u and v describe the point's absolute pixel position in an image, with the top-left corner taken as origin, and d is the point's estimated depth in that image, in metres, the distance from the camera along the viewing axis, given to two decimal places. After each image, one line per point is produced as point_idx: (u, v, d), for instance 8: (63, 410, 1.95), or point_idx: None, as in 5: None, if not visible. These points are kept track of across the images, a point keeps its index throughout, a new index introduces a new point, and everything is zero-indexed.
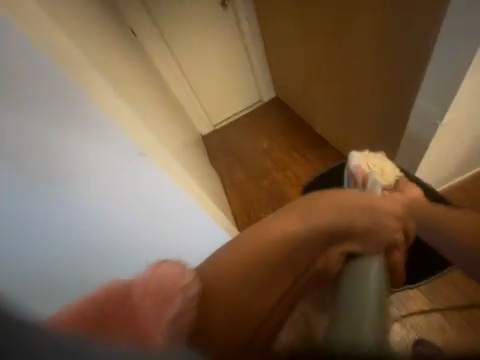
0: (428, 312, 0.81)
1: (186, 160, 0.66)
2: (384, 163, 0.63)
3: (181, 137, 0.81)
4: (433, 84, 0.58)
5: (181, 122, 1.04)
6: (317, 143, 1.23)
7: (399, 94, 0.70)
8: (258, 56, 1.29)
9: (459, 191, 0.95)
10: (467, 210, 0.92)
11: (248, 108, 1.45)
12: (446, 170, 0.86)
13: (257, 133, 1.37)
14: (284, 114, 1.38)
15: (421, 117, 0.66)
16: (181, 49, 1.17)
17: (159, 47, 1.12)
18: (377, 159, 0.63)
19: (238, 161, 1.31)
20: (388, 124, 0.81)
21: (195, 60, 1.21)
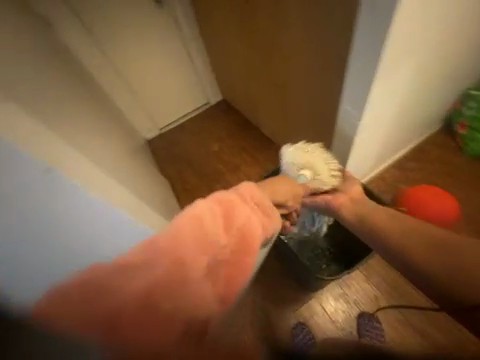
0: (367, 288, 0.93)
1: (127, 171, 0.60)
2: (320, 161, 0.64)
3: (119, 146, 0.73)
4: (352, 93, 0.68)
5: (121, 133, 0.91)
6: (264, 144, 1.28)
7: (330, 104, 0.78)
8: (201, 59, 1.24)
9: (379, 178, 1.14)
10: (387, 194, 1.11)
11: (194, 110, 1.42)
12: (369, 162, 1.01)
13: (206, 136, 1.35)
14: (230, 116, 1.40)
15: (348, 120, 0.76)
16: (115, 47, 1.02)
17: (85, 45, 0.94)
18: (314, 157, 0.64)
19: (188, 165, 1.28)
20: (320, 126, 0.89)
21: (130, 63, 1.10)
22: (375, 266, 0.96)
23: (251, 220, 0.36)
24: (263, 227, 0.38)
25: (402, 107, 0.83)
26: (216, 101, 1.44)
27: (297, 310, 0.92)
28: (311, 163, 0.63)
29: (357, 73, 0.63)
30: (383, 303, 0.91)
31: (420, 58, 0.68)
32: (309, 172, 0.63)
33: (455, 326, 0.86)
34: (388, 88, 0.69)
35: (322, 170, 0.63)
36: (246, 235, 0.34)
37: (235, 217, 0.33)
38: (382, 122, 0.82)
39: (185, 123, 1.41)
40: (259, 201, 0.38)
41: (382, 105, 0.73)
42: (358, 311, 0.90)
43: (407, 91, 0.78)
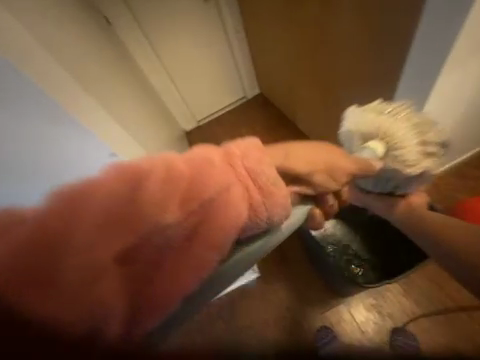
0: (405, 303, 0.84)
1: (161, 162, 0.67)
2: (406, 133, 0.48)
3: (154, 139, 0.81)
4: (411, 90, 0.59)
5: (159, 122, 0.98)
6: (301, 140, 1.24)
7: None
8: (241, 53, 1.26)
9: (432, 185, 1.01)
10: (440, 203, 0.98)
11: (232, 105, 1.44)
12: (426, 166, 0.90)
13: (241, 130, 1.36)
14: (267, 111, 1.38)
15: None
16: (161, 44, 1.10)
17: (135, 42, 1.05)
18: (396, 126, 0.48)
19: None
20: None
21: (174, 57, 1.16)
22: (416, 281, 0.86)
23: (171, 195, 0.22)
24: (184, 204, 0.22)
25: (470, 104, 0.71)
26: (253, 94, 1.43)
27: (322, 313, 0.88)
28: (390, 134, 0.48)
29: (420, 66, 0.54)
30: (422, 322, 0.82)
31: None
32: (382, 146, 0.48)
33: None
34: (456, 82, 0.59)
35: (407, 145, 0.48)
36: (147, 213, 0.21)
37: (139, 182, 0.21)
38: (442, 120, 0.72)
39: (222, 115, 1.43)
40: (189, 171, 0.23)
41: (446, 99, 0.64)
42: (391, 326, 0.83)
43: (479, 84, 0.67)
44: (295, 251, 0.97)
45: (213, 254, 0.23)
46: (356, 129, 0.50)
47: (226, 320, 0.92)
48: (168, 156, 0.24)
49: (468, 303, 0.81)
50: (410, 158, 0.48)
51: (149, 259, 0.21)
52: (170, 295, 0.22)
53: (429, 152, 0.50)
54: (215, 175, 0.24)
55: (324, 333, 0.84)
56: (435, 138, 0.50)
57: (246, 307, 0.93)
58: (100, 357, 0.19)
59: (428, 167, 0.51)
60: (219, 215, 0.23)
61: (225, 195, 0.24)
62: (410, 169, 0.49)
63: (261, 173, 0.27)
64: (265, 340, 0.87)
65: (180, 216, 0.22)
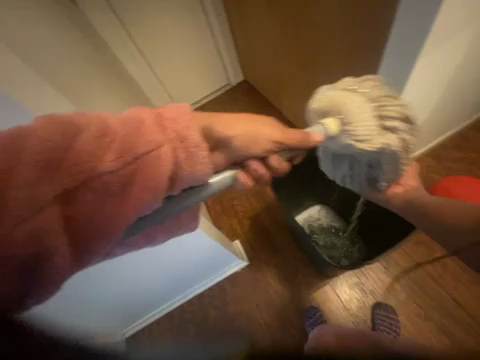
0: (386, 280, 0.90)
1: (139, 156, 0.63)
2: (358, 107, 0.48)
3: None
4: (395, 62, 0.59)
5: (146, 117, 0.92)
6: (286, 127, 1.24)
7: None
8: (223, 38, 1.21)
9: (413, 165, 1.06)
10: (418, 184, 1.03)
11: (215, 92, 1.40)
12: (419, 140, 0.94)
13: None
14: (252, 98, 1.36)
15: None
16: (138, 29, 1.01)
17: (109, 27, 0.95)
18: (349, 100, 0.48)
19: None
20: None
21: (152, 43, 1.08)
22: (395, 259, 0.92)
23: (104, 149, 0.28)
24: (119, 157, 0.28)
25: (447, 87, 0.74)
26: (237, 81, 1.40)
27: (310, 294, 0.92)
28: (346, 111, 0.48)
29: (405, 37, 0.53)
30: (401, 296, 0.88)
31: (472, 31, 0.59)
32: (335, 121, 0.48)
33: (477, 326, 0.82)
34: (435, 60, 0.60)
35: (358, 120, 0.47)
36: (83, 160, 0.27)
37: (70, 133, 0.27)
38: (422, 103, 0.74)
39: (205, 103, 1.40)
40: (123, 131, 0.29)
41: (424, 80, 0.65)
42: (374, 302, 0.89)
43: (456, 67, 0.68)
44: (283, 238, 0.99)
45: (140, 197, 0.30)
46: (314, 108, 0.51)
47: (218, 307, 0.95)
48: (102, 118, 0.29)
49: (441, 276, 0.88)
50: (362, 135, 0.48)
51: (85, 197, 0.28)
52: (104, 226, 0.29)
53: (388, 126, 0.49)
54: (147, 135, 0.30)
55: (312, 313, 0.88)
56: (395, 111, 0.49)
57: (238, 294, 0.95)
58: (52, 264, 0.27)
59: (388, 141, 0.49)
60: (149, 169, 0.30)
61: (156, 154, 0.30)
62: (363, 144, 0.48)
63: (189, 136, 0.31)
64: (256, 324, 0.91)
65: (112, 166, 0.28)
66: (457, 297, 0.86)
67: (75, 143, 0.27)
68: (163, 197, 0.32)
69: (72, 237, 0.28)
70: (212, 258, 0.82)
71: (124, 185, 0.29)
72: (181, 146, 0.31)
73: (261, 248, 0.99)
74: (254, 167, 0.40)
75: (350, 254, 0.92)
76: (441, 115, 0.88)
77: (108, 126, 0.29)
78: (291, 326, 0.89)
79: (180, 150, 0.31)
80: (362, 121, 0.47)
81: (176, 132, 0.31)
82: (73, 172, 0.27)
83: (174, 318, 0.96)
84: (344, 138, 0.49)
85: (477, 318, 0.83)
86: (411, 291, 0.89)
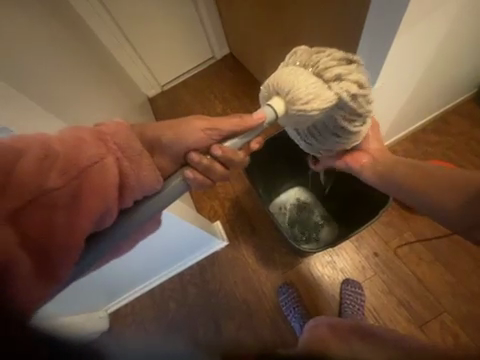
0: (355, 258, 0.98)
1: None
2: (298, 75, 0.50)
3: (107, 105, 0.73)
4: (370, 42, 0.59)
5: (115, 92, 0.86)
6: None
7: None
8: (206, 7, 1.14)
9: (397, 145, 1.09)
10: None
11: (199, 66, 1.34)
12: (410, 115, 0.97)
13: (210, 96, 1.29)
14: (238, 74, 1.30)
15: None
16: None
17: None
18: (291, 73, 0.50)
19: None
20: None
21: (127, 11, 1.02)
22: (366, 239, 1.00)
23: (48, 168, 0.30)
24: (63, 174, 0.31)
25: (428, 71, 0.76)
26: (223, 55, 1.34)
27: (286, 273, 0.98)
28: (283, 85, 0.49)
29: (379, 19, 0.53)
30: (368, 274, 0.96)
31: (450, 16, 0.60)
32: (280, 100, 0.49)
33: (433, 299, 0.92)
34: (411, 43, 0.60)
35: (300, 84, 0.48)
36: (30, 181, 0.29)
37: (9, 160, 0.28)
38: (401, 87, 0.75)
39: (188, 80, 1.33)
40: (64, 150, 0.31)
41: (402, 64, 0.65)
42: (343, 278, 0.96)
43: (434, 52, 0.69)
44: (263, 219, 1.03)
45: (94, 209, 0.33)
46: (262, 94, 0.54)
47: (198, 285, 0.99)
48: (46, 136, 0.31)
49: (405, 255, 0.97)
50: (306, 97, 0.48)
51: (37, 217, 0.30)
52: (64, 238, 0.32)
53: (332, 84, 0.49)
54: (86, 150, 0.32)
55: (285, 290, 0.94)
56: (337, 69, 0.49)
57: (217, 273, 1.00)
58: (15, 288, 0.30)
59: (338, 100, 0.49)
60: (95, 181, 0.32)
61: (99, 165, 0.33)
62: (313, 107, 0.48)
63: (130, 147, 0.35)
64: (233, 301, 0.96)
65: (58, 185, 0.30)
66: (417, 274, 0.94)
67: (15, 167, 0.28)
68: (116, 210, 0.36)
69: (31, 253, 0.31)
70: (187, 243, 0.85)
71: (73, 200, 0.31)
72: (123, 156, 0.35)
73: (241, 229, 1.03)
74: (192, 157, 0.41)
75: (325, 234, 0.96)
76: (423, 99, 0.90)
77: (67, 138, 0.32)
78: (266, 302, 0.95)
79: (120, 163, 0.35)
80: (300, 83, 0.48)
81: (120, 151, 0.35)
82: (21, 192, 0.29)
83: (155, 296, 1.00)
84: (294, 109, 0.48)
85: (433, 292, 0.92)
86: (377, 268, 0.97)
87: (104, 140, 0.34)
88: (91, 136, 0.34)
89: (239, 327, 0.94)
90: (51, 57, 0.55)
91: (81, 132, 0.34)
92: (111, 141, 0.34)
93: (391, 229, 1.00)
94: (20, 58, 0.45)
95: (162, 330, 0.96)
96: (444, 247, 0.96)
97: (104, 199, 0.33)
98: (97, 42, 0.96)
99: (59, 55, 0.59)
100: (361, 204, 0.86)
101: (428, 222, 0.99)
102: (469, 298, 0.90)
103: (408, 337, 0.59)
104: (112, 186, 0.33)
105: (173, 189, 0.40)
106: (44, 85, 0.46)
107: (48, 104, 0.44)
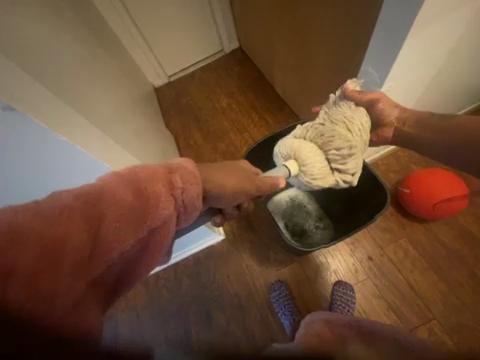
0: (349, 261, 0.99)
1: (119, 130, 0.63)
2: (311, 153, 0.59)
3: (114, 92, 0.74)
4: (378, 48, 0.59)
5: (122, 80, 0.86)
6: (277, 104, 1.21)
7: (348, 74, 0.72)
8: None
9: (399, 152, 1.10)
10: (400, 172, 1.07)
11: (207, 58, 1.33)
12: None
13: (217, 89, 1.28)
14: (246, 69, 1.29)
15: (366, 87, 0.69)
16: None
17: None
18: (306, 149, 0.59)
19: (195, 118, 1.24)
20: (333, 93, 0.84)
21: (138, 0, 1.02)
22: (362, 243, 1.01)
23: (126, 225, 0.32)
24: (136, 230, 0.33)
25: (434, 77, 0.75)
26: (232, 49, 1.33)
27: (279, 271, 0.99)
28: (299, 155, 0.59)
29: (389, 25, 0.53)
30: (361, 277, 0.97)
31: (461, 21, 0.59)
32: (294, 166, 0.59)
33: (423, 306, 0.93)
34: (422, 46, 0.59)
35: (311, 163, 0.58)
36: (111, 240, 0.31)
37: (93, 218, 0.30)
38: (410, 90, 0.74)
39: (196, 72, 1.33)
40: (136, 203, 0.33)
41: (408, 69, 0.65)
42: (335, 280, 0.97)
43: (446, 57, 0.69)
44: (260, 216, 1.05)
45: (160, 255, 0.39)
46: (279, 152, 0.62)
47: (191, 276, 1.01)
48: (116, 184, 0.33)
49: (400, 261, 0.98)
50: (315, 172, 0.58)
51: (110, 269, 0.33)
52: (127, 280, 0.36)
53: (336, 165, 0.59)
54: (159, 203, 0.34)
55: (277, 286, 0.95)
56: (344, 154, 0.58)
57: (211, 266, 1.01)
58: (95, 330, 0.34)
59: (335, 178, 0.60)
60: (161, 233, 0.36)
61: (166, 222, 0.36)
62: (317, 182, 0.59)
63: (188, 187, 0.37)
64: (226, 294, 0.98)
65: (133, 244, 0.34)
66: (410, 280, 0.95)
67: (96, 230, 0.31)
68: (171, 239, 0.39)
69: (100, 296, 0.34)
70: (185, 236, 0.86)
71: (142, 251, 0.36)
72: (182, 207, 0.38)
73: (239, 225, 1.05)
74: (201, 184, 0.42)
75: (322, 237, 0.96)
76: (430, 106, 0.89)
77: (142, 191, 0.33)
78: (257, 297, 0.97)
79: (180, 215, 0.38)
80: (310, 161, 0.58)
81: (182, 203, 0.37)
82: (103, 250, 0.31)
83: (149, 284, 1.02)
84: (302, 178, 0.58)
85: (424, 300, 0.93)
86: (371, 273, 0.97)
87: (173, 189, 0.36)
88: (162, 180, 0.35)
89: (229, 321, 0.95)
90: (61, 43, 0.56)
91: (153, 176, 0.35)
92: (178, 183, 0.36)
93: (387, 234, 1.01)
94: (31, 40, 0.45)
95: (154, 317, 0.98)
96: (438, 255, 0.97)
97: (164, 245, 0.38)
98: (105, 26, 0.96)
99: (68, 41, 0.59)
100: (358, 208, 0.86)
101: (426, 230, 1.00)
102: (459, 308, 0.91)
103: (410, 334, 0.59)
104: (171, 236, 0.38)
105: (210, 215, 0.58)
106: (52, 70, 0.47)
107: (68, 97, 0.46)
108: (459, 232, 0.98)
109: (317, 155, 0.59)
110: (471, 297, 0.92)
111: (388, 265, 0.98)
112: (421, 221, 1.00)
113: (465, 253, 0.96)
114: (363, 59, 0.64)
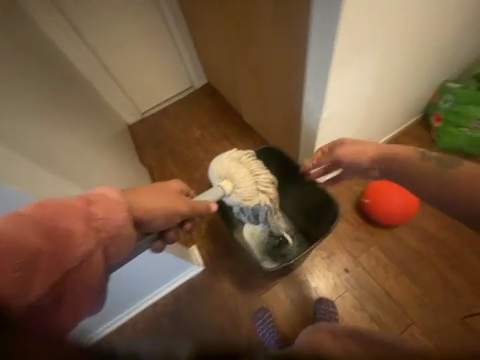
0: (326, 275, 1.02)
1: (86, 170, 0.62)
2: (243, 177, 0.74)
3: (82, 132, 0.74)
4: (312, 81, 0.71)
5: (91, 119, 0.87)
6: (246, 131, 1.28)
7: (297, 104, 0.83)
8: (183, 41, 1.22)
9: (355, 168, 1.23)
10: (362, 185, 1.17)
11: (178, 95, 1.39)
12: (367, 137, 1.10)
13: (189, 120, 1.33)
14: (215, 101, 1.37)
15: (309, 114, 0.82)
16: (87, 26, 0.98)
17: (50, 19, 0.90)
18: (239, 172, 0.74)
19: (169, 150, 1.26)
20: (291, 120, 0.93)
21: (105, 42, 1.06)
22: (337, 256, 1.05)
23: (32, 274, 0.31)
24: (47, 279, 0.32)
25: (370, 99, 0.89)
26: (201, 83, 1.41)
27: (263, 296, 0.98)
28: (233, 176, 0.73)
29: (313, 62, 0.66)
30: (341, 291, 1.00)
31: (377, 55, 0.73)
32: (229, 185, 0.72)
33: (400, 311, 0.97)
34: (345, 76, 0.72)
35: (242, 185, 0.73)
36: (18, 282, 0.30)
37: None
38: (350, 112, 0.87)
39: (167, 105, 1.37)
40: (49, 246, 0.32)
41: (340, 97, 0.78)
42: (317, 297, 0.99)
43: (373, 83, 0.83)
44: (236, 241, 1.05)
45: (88, 292, 0.37)
46: (216, 172, 0.75)
47: (172, 315, 0.95)
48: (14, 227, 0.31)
49: (373, 269, 1.03)
50: (245, 193, 0.72)
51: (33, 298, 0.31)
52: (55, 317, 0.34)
53: (262, 189, 0.75)
54: (76, 242, 0.34)
55: (262, 314, 0.93)
56: (266, 183, 0.76)
57: (192, 300, 0.97)
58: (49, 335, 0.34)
59: (261, 200, 0.75)
60: (84, 273, 0.36)
61: (86, 260, 0.35)
62: (246, 199, 0.73)
63: (114, 220, 0.38)
64: (211, 328, 0.93)
65: (44, 289, 0.32)
66: (384, 286, 1.01)
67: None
68: (99, 278, 0.38)
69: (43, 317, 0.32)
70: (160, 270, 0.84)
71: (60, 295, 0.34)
72: (110, 243, 0.38)
73: (219, 253, 1.03)
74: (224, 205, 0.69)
75: (293, 253, 1.00)
76: (372, 124, 1.04)
77: (55, 232, 0.33)
78: (244, 327, 0.94)
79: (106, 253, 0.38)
80: (243, 184, 0.73)
81: (108, 234, 0.37)
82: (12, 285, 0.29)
83: (125, 331, 0.93)
84: (235, 196, 0.72)
85: (400, 305, 0.98)
86: (350, 285, 1.01)
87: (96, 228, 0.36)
88: (78, 216, 0.35)
89: None
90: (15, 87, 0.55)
91: (67, 213, 0.34)
92: (98, 215, 0.37)
93: (359, 244, 1.07)
94: None
95: None
96: (405, 258, 1.05)
97: (90, 283, 0.37)
98: (71, 68, 0.98)
99: (26, 85, 0.59)
100: (320, 225, 0.94)
101: (391, 236, 1.08)
102: (432, 308, 0.97)
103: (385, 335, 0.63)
104: (96, 277, 0.38)
105: (148, 240, 0.56)
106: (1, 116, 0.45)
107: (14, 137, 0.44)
108: (421, 235, 1.08)
109: (247, 179, 0.74)
110: (441, 295, 0.99)
111: (363, 273, 1.03)
112: (385, 227, 1.09)
113: (428, 252, 1.05)
114: (303, 84, 0.74)
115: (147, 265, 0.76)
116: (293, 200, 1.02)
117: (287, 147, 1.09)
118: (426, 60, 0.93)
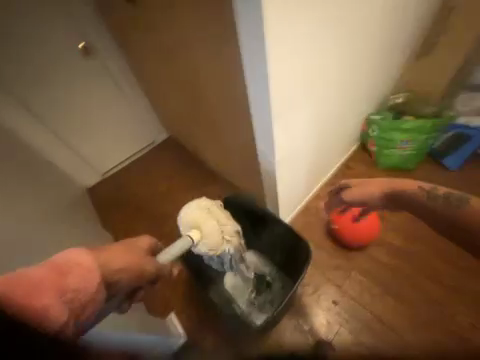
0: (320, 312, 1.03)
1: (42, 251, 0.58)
2: (211, 227, 0.73)
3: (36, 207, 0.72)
4: (261, 123, 0.79)
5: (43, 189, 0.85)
6: (212, 177, 1.31)
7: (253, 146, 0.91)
8: (139, 103, 1.31)
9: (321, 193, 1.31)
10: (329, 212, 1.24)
11: (140, 153, 1.41)
12: (320, 167, 1.21)
13: (154, 176, 1.33)
14: (179, 152, 1.41)
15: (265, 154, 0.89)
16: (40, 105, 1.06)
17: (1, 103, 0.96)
18: (207, 222, 0.73)
19: (135, 209, 1.24)
20: (250, 161, 1.00)
21: (60, 116, 1.13)
22: (323, 290, 1.07)
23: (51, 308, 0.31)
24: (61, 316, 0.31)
25: (315, 133, 1.02)
26: (163, 139, 1.45)
27: None
28: (200, 226, 0.73)
29: (258, 107, 0.76)
30: (335, 326, 1.01)
31: (309, 98, 0.86)
32: (198, 234, 0.71)
33: (391, 332, 0.99)
34: (289, 117, 0.82)
35: (209, 235, 0.72)
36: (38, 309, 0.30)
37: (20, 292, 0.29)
38: (300, 147, 0.98)
39: (130, 165, 1.38)
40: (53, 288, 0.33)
41: (289, 135, 0.87)
42: (316, 339, 1.00)
43: (314, 120, 0.96)
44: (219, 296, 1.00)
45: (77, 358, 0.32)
46: (185, 220, 0.74)
47: None
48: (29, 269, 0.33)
49: (357, 294, 1.05)
50: (211, 244, 0.72)
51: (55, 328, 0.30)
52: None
53: (227, 239, 0.76)
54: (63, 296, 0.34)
55: None
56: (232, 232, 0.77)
57: None
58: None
59: (227, 250, 0.76)
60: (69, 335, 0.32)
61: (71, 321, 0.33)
62: (210, 251, 0.72)
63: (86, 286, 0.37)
64: None
65: (59, 323, 0.31)
66: (373, 310, 1.02)
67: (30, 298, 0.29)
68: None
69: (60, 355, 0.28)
70: None
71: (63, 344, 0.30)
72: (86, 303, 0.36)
73: None
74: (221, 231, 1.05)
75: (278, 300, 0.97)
76: (321, 154, 1.17)
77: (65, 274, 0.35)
78: None
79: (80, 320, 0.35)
80: (209, 235, 0.72)
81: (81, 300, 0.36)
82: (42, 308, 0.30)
83: None
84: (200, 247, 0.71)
85: (391, 326, 1.00)
86: (342, 318, 1.02)
87: (62, 290, 0.34)
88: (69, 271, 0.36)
89: None
90: None
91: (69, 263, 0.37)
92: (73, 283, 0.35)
93: (339, 271, 1.10)
94: None
95: None
96: (382, 275, 1.09)
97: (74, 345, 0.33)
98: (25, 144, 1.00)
99: None
100: (296, 264, 0.95)
101: (365, 256, 1.13)
102: (420, 321, 1.00)
103: None
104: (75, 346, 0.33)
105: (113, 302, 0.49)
106: None
107: None
108: (391, 251, 1.14)
109: (215, 230, 0.73)
110: (426, 304, 1.04)
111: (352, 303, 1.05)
112: (359, 249, 1.13)
113: (399, 264, 1.11)
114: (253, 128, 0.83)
115: (136, 339, 0.69)
116: (266, 241, 1.03)
117: (253, 188, 1.14)
118: (350, 100, 1.13)
